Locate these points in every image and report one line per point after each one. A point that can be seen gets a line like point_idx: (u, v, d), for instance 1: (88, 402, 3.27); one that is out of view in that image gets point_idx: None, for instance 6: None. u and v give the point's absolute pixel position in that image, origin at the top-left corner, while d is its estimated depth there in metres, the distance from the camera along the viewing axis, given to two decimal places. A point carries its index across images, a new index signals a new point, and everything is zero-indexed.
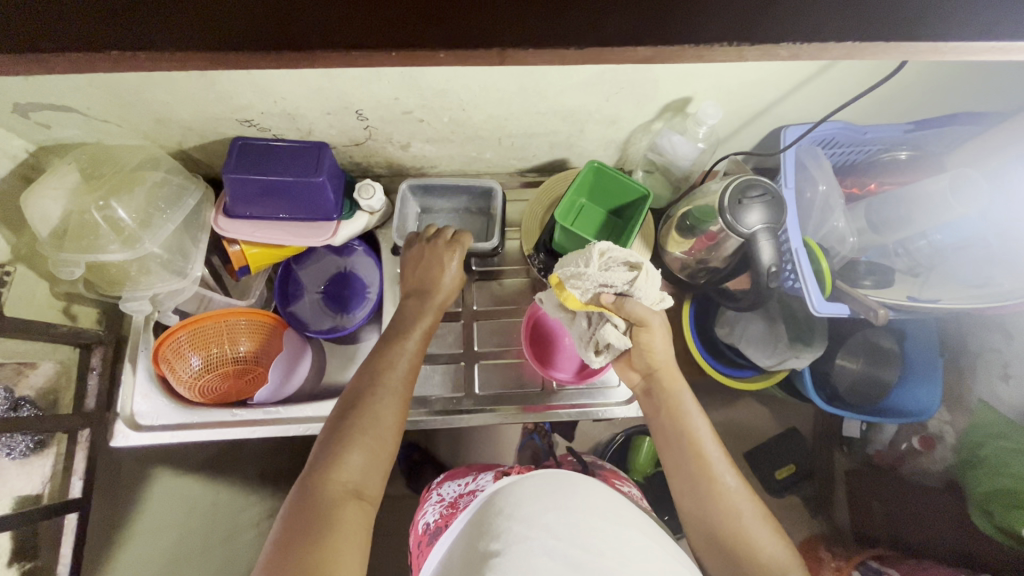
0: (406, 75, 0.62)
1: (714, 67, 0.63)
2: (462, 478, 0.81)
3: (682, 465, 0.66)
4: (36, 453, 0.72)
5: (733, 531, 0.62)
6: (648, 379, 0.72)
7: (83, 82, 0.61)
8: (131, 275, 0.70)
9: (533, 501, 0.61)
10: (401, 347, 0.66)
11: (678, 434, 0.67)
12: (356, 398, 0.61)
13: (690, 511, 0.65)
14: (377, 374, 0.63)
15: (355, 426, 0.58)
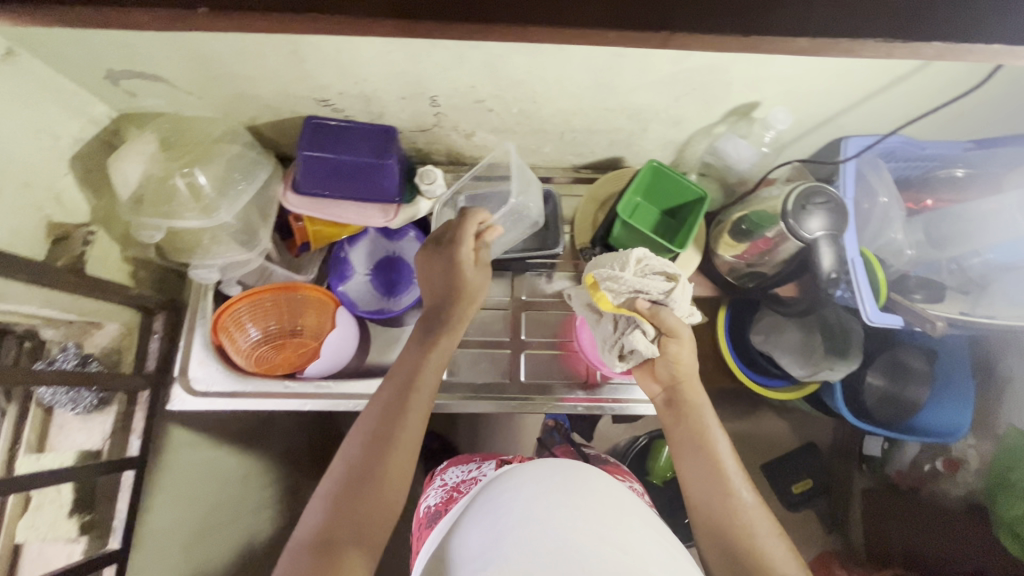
0: (488, 65, 0.64)
1: (792, 73, 0.64)
2: (464, 466, 0.83)
3: (701, 477, 0.62)
4: (99, 411, 0.76)
5: (752, 549, 0.56)
6: (670, 390, 0.68)
7: (177, 54, 0.63)
8: (203, 243, 0.72)
9: (533, 488, 0.55)
10: (420, 362, 0.65)
11: (696, 444, 0.64)
12: (379, 428, 0.59)
13: (705, 528, 0.60)
14: (399, 398, 0.62)
15: (382, 460, 0.57)
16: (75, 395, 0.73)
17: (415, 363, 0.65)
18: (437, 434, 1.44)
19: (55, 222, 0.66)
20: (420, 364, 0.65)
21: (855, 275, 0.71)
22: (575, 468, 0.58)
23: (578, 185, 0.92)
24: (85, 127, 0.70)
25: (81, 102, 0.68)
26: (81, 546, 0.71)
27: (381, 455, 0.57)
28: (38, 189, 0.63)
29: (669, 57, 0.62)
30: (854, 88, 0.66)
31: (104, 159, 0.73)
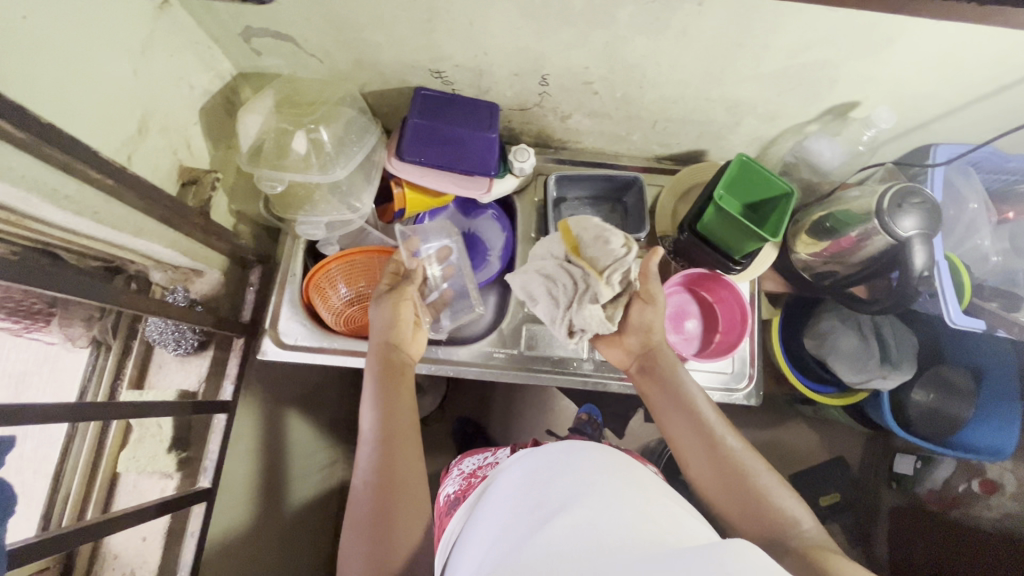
0: (610, 47, 0.66)
1: (903, 74, 0.66)
2: (479, 457, 0.92)
3: (684, 427, 0.65)
4: (197, 353, 0.79)
5: (751, 482, 0.59)
6: (642, 357, 0.72)
7: (316, 17, 0.66)
8: (313, 198, 0.77)
9: (549, 475, 0.57)
10: (395, 393, 0.67)
11: (678, 398, 0.67)
12: (378, 471, 0.60)
13: (701, 474, 0.62)
14: (385, 434, 0.63)
15: (393, 509, 0.58)
16: (180, 336, 0.75)
17: (390, 394, 0.67)
18: (473, 419, 1.45)
19: (184, 166, 0.69)
20: (389, 394, 0.66)
21: (940, 279, 0.72)
22: (587, 453, 0.60)
23: (658, 175, 0.94)
24: (212, 81, 0.73)
25: (212, 57, 0.71)
26: (174, 482, 0.74)
27: (390, 505, 0.58)
28: (173, 135, 0.67)
29: (788, 50, 0.64)
30: (957, 93, 0.69)
31: (222, 114, 0.77)
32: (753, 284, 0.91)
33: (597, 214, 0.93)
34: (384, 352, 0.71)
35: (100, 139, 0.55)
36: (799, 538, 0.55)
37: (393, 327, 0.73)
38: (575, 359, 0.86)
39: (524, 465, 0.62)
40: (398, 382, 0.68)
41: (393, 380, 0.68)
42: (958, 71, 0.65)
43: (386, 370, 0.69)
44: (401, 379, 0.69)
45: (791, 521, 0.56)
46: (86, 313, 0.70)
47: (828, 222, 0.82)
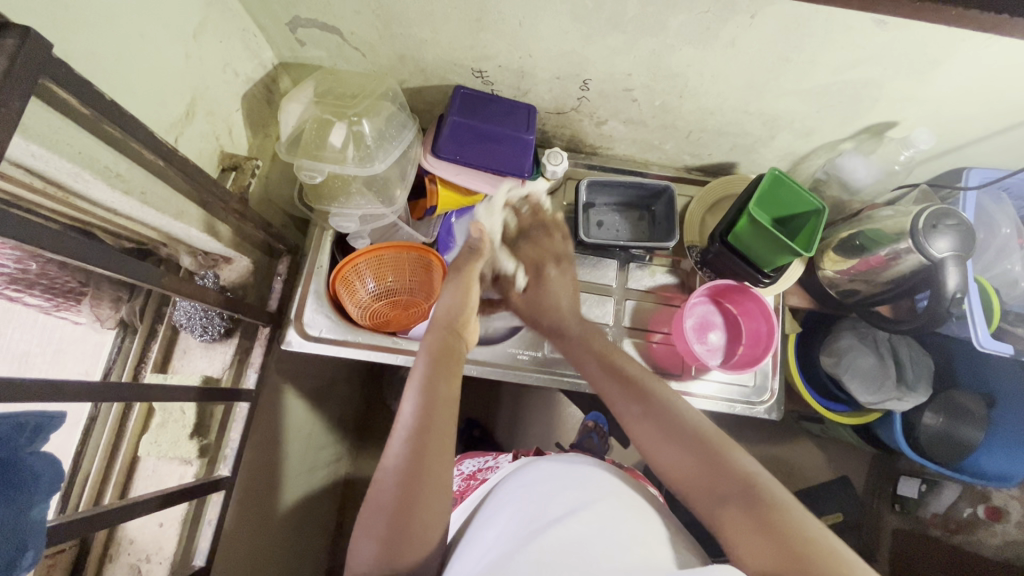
0: (656, 55, 0.67)
1: (946, 95, 0.66)
2: (482, 458, 0.93)
3: (621, 394, 0.63)
4: (222, 340, 0.78)
5: (703, 433, 0.56)
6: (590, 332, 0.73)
7: (365, 11, 0.66)
8: (348, 191, 0.76)
9: (550, 486, 0.61)
10: (445, 379, 0.62)
11: (614, 373, 0.65)
12: (408, 458, 0.55)
13: (644, 435, 0.58)
14: (424, 418, 0.57)
15: (417, 501, 0.53)
16: (208, 322, 0.75)
17: (438, 380, 0.61)
18: (481, 421, 1.44)
19: (225, 152, 0.69)
20: (434, 377, 0.61)
21: (970, 303, 0.73)
22: (582, 469, 0.64)
23: (686, 186, 0.95)
24: (255, 68, 0.73)
25: (257, 45, 0.71)
26: (193, 469, 0.74)
27: (415, 498, 0.53)
28: (217, 120, 0.67)
29: (834, 66, 0.65)
30: (997, 117, 0.69)
31: (261, 102, 0.77)
32: (778, 298, 0.91)
33: (625, 221, 0.93)
34: (439, 336, 0.67)
35: (152, 119, 0.55)
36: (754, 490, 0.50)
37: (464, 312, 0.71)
38: None
39: (524, 475, 0.65)
40: (448, 368, 0.63)
41: (444, 365, 0.63)
42: (1000, 95, 0.65)
43: (438, 354, 0.64)
44: (452, 365, 0.64)
45: (746, 474, 0.52)
46: (115, 295, 0.70)
47: (859, 240, 0.82)
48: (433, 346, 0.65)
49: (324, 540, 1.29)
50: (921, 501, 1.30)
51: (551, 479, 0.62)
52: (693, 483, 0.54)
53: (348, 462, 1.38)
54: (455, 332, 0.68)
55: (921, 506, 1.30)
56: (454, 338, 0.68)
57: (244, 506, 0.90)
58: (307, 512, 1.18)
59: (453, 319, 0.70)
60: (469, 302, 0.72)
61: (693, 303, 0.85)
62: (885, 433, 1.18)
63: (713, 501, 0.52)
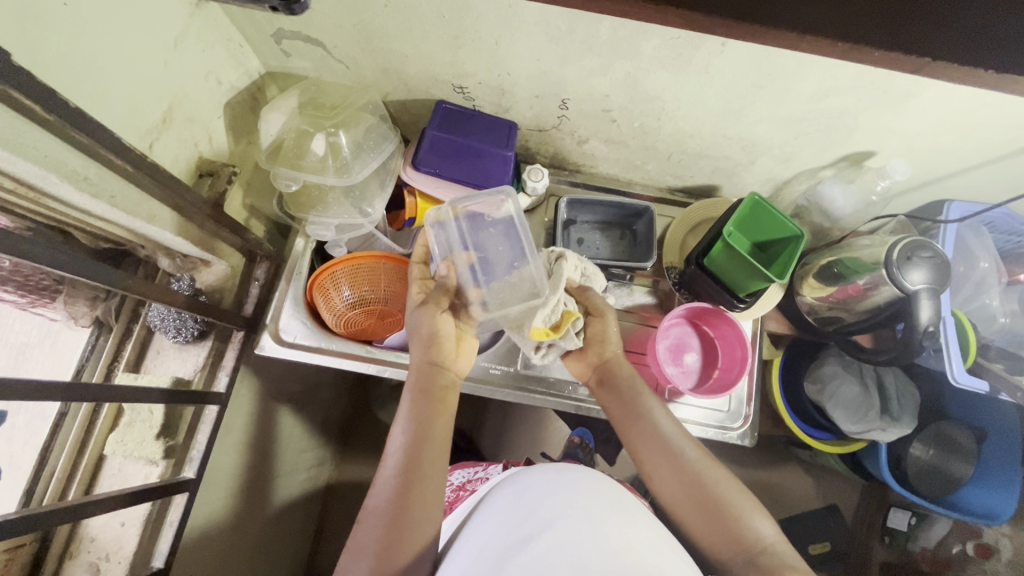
0: (631, 77, 0.67)
1: (919, 127, 0.66)
2: (471, 469, 0.93)
3: (649, 442, 0.64)
4: (195, 342, 0.79)
5: (718, 496, 0.59)
6: (600, 369, 0.72)
7: (344, 26, 0.67)
8: (325, 200, 0.78)
9: (540, 493, 0.61)
10: (433, 420, 0.64)
11: (632, 408, 0.68)
12: (395, 500, 0.58)
13: (660, 482, 0.62)
14: (411, 462, 0.60)
15: (401, 541, 0.55)
16: (182, 324, 0.75)
17: (427, 423, 0.63)
18: (464, 432, 1.44)
19: (203, 158, 0.71)
20: (425, 417, 0.64)
21: (945, 333, 0.72)
22: (575, 478, 0.64)
23: (669, 207, 0.95)
24: (240, 77, 0.75)
25: (243, 54, 0.73)
26: (158, 470, 0.74)
27: (396, 540, 0.55)
28: (196, 126, 0.68)
29: (808, 95, 0.65)
30: (976, 151, 0.69)
31: (246, 110, 0.78)
32: (756, 323, 0.91)
33: (606, 239, 0.93)
34: (430, 372, 0.68)
35: (124, 125, 0.57)
36: (764, 556, 0.54)
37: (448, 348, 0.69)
38: (570, 384, 0.86)
39: (515, 484, 0.66)
40: (437, 411, 0.65)
41: (433, 408, 0.65)
42: (976, 130, 0.65)
43: (428, 395, 0.66)
44: (439, 403, 0.66)
45: (761, 541, 0.55)
46: (90, 294, 0.71)
47: (836, 267, 0.81)
48: (423, 387, 0.67)
49: (302, 546, 1.28)
50: (909, 535, 1.28)
51: (538, 488, 0.62)
52: (709, 540, 0.58)
53: (331, 468, 1.38)
54: (445, 365, 0.69)
55: (908, 541, 1.28)
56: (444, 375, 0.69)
57: (215, 510, 0.89)
58: (286, 518, 1.18)
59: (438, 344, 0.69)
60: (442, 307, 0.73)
61: (668, 324, 0.84)
62: (869, 464, 1.17)
63: (726, 565, 0.56)
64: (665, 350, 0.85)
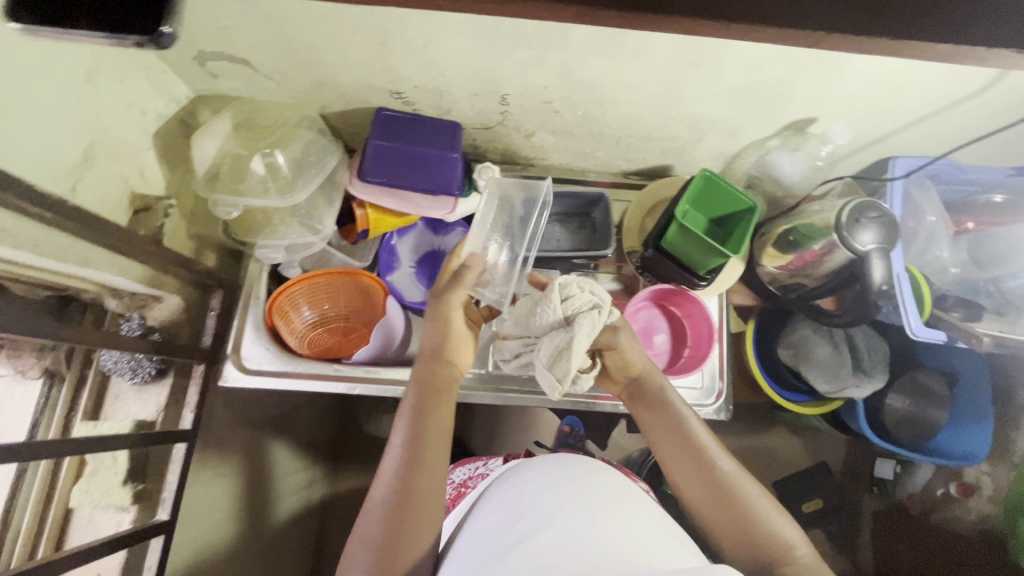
0: (566, 67, 0.67)
1: (854, 91, 0.67)
2: (472, 465, 0.91)
3: (678, 449, 0.63)
4: (155, 382, 0.76)
5: (750, 509, 0.57)
6: (631, 384, 0.71)
7: (268, 39, 0.65)
8: (272, 222, 0.75)
9: (542, 487, 0.61)
10: (433, 408, 0.63)
11: (656, 405, 0.67)
12: (398, 488, 0.56)
13: (689, 491, 0.60)
14: (413, 450, 0.58)
15: (403, 534, 0.53)
16: (137, 365, 0.74)
17: (427, 411, 0.62)
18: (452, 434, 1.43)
19: (136, 193, 0.68)
20: (431, 405, 0.63)
21: (901, 290, 0.74)
22: (576, 471, 0.64)
23: (625, 190, 0.94)
24: (167, 104, 0.72)
25: (166, 81, 0.70)
26: (131, 516, 0.71)
27: (400, 531, 0.53)
28: (123, 161, 0.66)
29: (741, 69, 0.65)
30: (910, 108, 0.70)
31: (179, 137, 0.76)
32: (721, 298, 0.91)
33: (565, 230, 0.91)
34: (429, 365, 0.68)
35: (39, 170, 0.54)
36: (787, 565, 0.53)
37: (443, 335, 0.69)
38: (542, 379, 0.86)
39: (516, 476, 0.65)
40: (438, 398, 0.64)
41: (435, 395, 0.64)
42: (908, 89, 0.66)
43: (431, 383, 0.65)
44: (444, 393, 0.65)
45: (783, 546, 0.54)
46: (37, 343, 0.66)
47: (793, 235, 0.82)
48: (425, 376, 0.66)
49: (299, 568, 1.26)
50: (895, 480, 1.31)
51: (546, 480, 0.62)
52: (734, 544, 0.57)
53: None
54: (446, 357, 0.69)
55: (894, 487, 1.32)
56: (446, 366, 0.68)
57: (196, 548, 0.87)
58: (277, 547, 1.14)
59: (438, 346, 0.69)
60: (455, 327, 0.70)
61: (635, 309, 0.85)
62: (851, 422, 1.19)
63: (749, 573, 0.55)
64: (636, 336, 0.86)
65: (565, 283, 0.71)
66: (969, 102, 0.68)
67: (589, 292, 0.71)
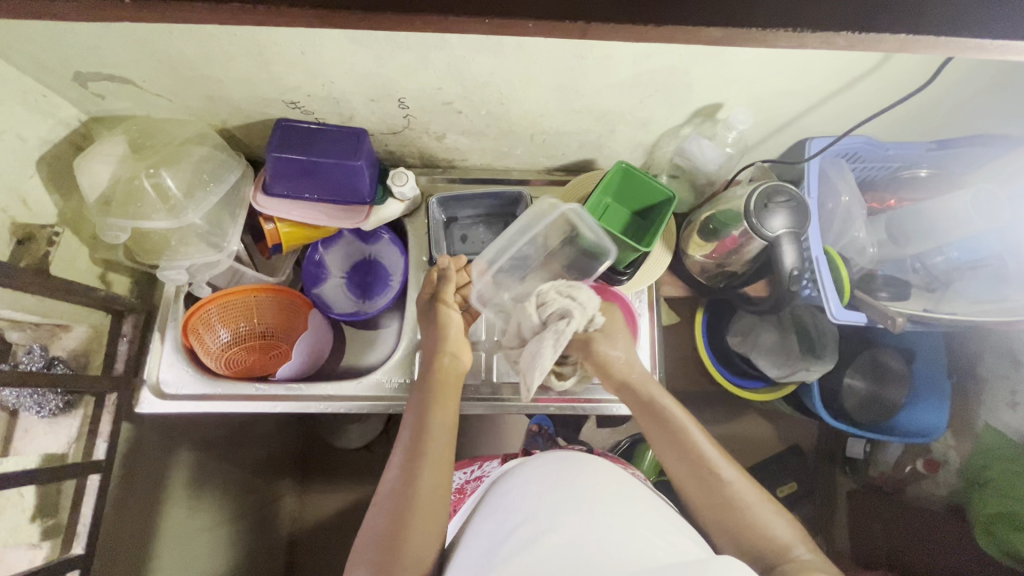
0: (453, 66, 0.65)
1: (750, 75, 0.66)
2: (468, 467, 0.88)
3: (675, 456, 0.64)
4: (64, 414, 0.73)
5: (747, 513, 0.59)
6: (624, 389, 0.72)
7: (142, 56, 0.63)
8: (171, 244, 0.73)
9: (538, 483, 0.61)
10: (438, 403, 0.66)
11: (654, 410, 0.68)
12: (404, 484, 0.59)
13: (688, 491, 0.63)
14: (418, 443, 0.62)
15: (409, 523, 0.56)
16: (41, 399, 0.70)
17: (434, 405, 0.66)
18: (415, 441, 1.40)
19: (19, 223, 0.66)
20: (433, 407, 0.65)
21: (819, 273, 0.72)
22: (579, 464, 0.64)
23: (551, 187, 0.93)
24: (53, 129, 0.70)
25: (49, 105, 0.68)
26: (43, 552, 0.69)
27: (405, 518, 0.57)
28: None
29: (630, 59, 0.63)
30: (813, 89, 0.68)
31: (72, 162, 0.73)
32: (651, 290, 0.89)
33: (490, 232, 0.90)
34: (435, 364, 0.71)
35: None
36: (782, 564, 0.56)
37: (446, 337, 0.73)
38: (472, 385, 0.85)
39: (522, 474, 0.64)
40: (445, 393, 0.67)
41: (441, 392, 0.67)
42: (803, 69, 0.64)
43: (436, 380, 0.69)
44: (450, 390, 0.68)
45: (779, 545, 0.57)
46: None
47: (712, 223, 0.80)
48: (432, 375, 0.70)
49: None
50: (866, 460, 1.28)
51: (569, 478, 0.60)
52: (732, 545, 0.59)
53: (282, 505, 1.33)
54: (449, 354, 0.72)
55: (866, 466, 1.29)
56: (452, 364, 0.71)
57: None
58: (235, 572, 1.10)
59: (438, 347, 0.73)
60: (453, 327, 0.74)
61: None
62: (807, 404, 1.17)
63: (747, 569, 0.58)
64: None
65: (542, 290, 0.71)
66: (869, 78, 0.66)
67: (565, 297, 0.70)
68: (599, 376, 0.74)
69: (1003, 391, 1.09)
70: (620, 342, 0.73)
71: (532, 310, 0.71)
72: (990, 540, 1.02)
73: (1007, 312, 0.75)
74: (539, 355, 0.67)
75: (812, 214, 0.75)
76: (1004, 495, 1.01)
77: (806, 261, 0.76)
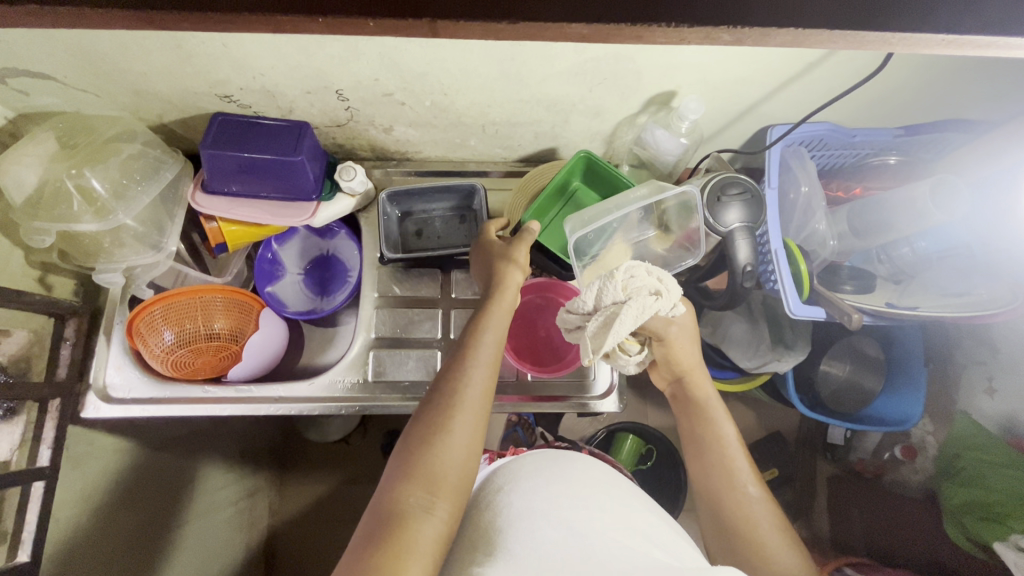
0: (386, 56, 0.61)
1: (699, 61, 0.62)
2: None
3: (706, 464, 0.64)
4: (4, 421, 0.70)
5: (754, 536, 0.58)
6: (676, 384, 0.71)
7: (57, 51, 0.60)
8: (105, 246, 0.71)
9: (533, 476, 0.59)
10: (490, 337, 0.60)
11: (700, 413, 0.67)
12: (443, 408, 0.54)
13: (708, 504, 0.62)
14: (464, 374, 0.57)
15: (439, 449, 0.52)
16: None
17: (483, 338, 0.60)
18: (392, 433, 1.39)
19: None
20: (478, 367, 0.57)
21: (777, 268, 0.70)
22: (578, 464, 0.63)
23: (509, 179, 0.90)
24: None
25: None
26: None
27: (436, 445, 0.52)
28: None
29: (571, 46, 0.60)
30: (767, 75, 0.65)
31: None
32: None
33: (446, 226, 0.88)
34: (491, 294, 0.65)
35: None
36: None
37: (506, 267, 0.66)
38: (426, 383, 0.83)
39: (527, 466, 0.62)
40: (498, 329, 0.61)
41: (492, 325, 0.61)
42: (754, 55, 0.61)
43: (492, 311, 0.63)
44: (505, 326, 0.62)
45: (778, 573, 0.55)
46: None
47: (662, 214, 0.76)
48: (489, 306, 0.63)
49: None
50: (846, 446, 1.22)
51: (593, 485, 0.59)
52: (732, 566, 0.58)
53: None
54: (505, 286, 0.65)
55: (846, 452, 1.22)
56: (508, 298, 0.64)
57: None
58: None
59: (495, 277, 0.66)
60: (518, 258, 0.67)
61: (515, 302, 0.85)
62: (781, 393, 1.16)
63: None
64: (516, 331, 0.85)
65: (632, 265, 0.63)
66: (826, 62, 0.63)
67: (655, 278, 0.63)
68: (660, 369, 0.72)
69: (980, 377, 1.05)
70: (674, 340, 0.67)
71: (619, 285, 0.62)
72: (958, 527, 1.00)
73: (975, 306, 0.73)
74: (618, 323, 0.60)
75: (770, 205, 0.72)
76: (972, 484, 0.98)
77: (766, 253, 0.73)
